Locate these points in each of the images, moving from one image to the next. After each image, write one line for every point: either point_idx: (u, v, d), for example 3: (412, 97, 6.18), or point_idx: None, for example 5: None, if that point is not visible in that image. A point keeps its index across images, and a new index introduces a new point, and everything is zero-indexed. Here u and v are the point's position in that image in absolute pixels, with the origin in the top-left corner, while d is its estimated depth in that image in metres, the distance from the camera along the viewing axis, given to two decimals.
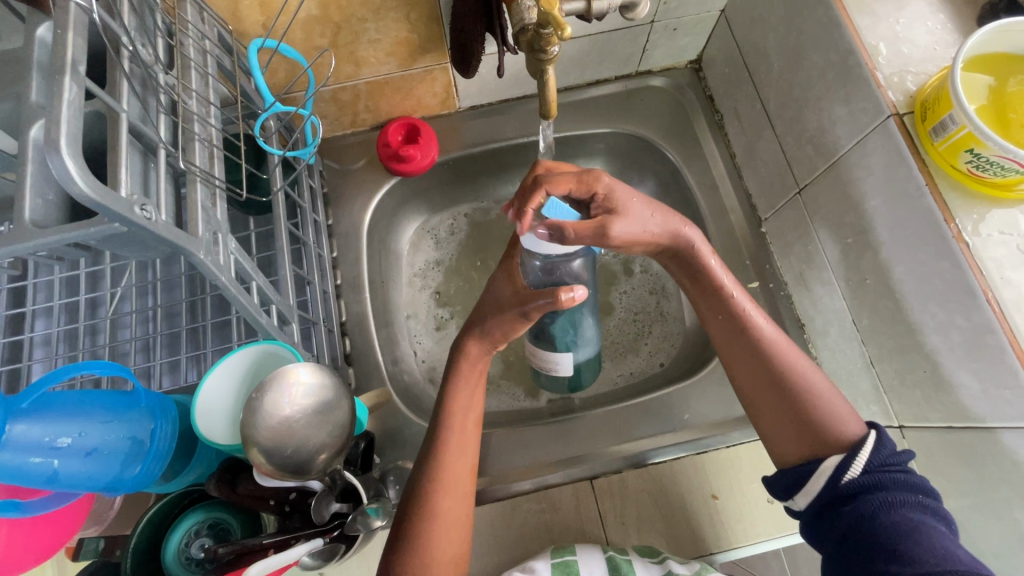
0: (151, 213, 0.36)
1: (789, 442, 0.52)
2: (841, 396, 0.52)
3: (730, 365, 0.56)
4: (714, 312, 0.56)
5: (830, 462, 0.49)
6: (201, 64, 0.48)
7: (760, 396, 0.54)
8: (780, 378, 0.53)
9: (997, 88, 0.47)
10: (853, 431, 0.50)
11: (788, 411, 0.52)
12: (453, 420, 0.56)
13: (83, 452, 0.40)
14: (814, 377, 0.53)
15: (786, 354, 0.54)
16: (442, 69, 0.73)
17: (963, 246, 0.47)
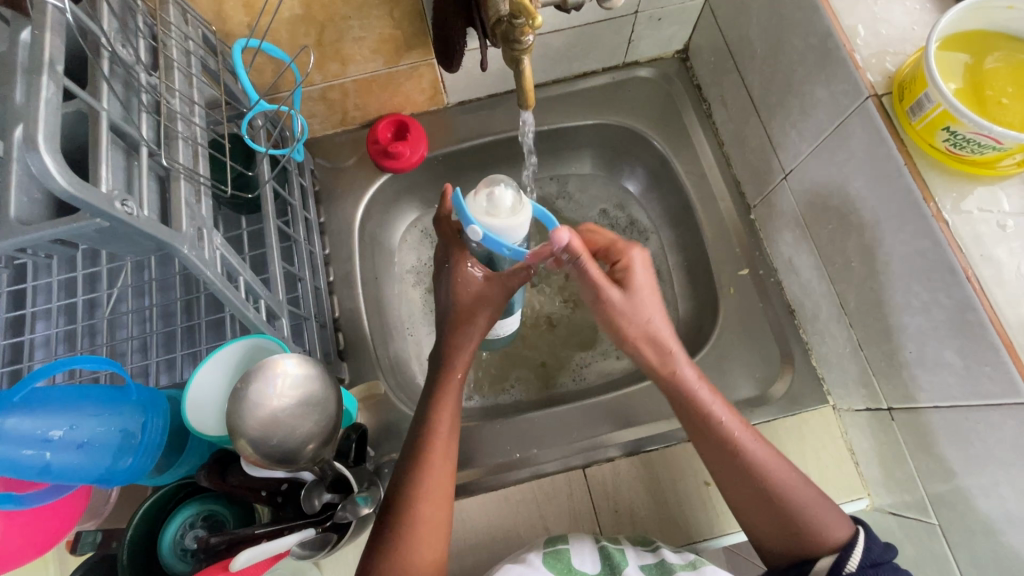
0: (132, 209, 0.36)
1: (780, 551, 0.52)
2: (823, 498, 0.52)
3: (717, 476, 0.55)
4: (703, 431, 0.55)
5: (821, 566, 0.49)
6: (185, 65, 0.49)
7: (750, 510, 0.53)
8: (772, 493, 0.52)
9: (974, 66, 0.46)
10: (837, 538, 0.50)
11: (779, 529, 0.52)
12: (438, 428, 0.56)
13: (75, 445, 0.42)
14: (798, 486, 0.52)
15: (767, 461, 0.53)
16: (428, 65, 0.73)
17: (943, 224, 0.46)
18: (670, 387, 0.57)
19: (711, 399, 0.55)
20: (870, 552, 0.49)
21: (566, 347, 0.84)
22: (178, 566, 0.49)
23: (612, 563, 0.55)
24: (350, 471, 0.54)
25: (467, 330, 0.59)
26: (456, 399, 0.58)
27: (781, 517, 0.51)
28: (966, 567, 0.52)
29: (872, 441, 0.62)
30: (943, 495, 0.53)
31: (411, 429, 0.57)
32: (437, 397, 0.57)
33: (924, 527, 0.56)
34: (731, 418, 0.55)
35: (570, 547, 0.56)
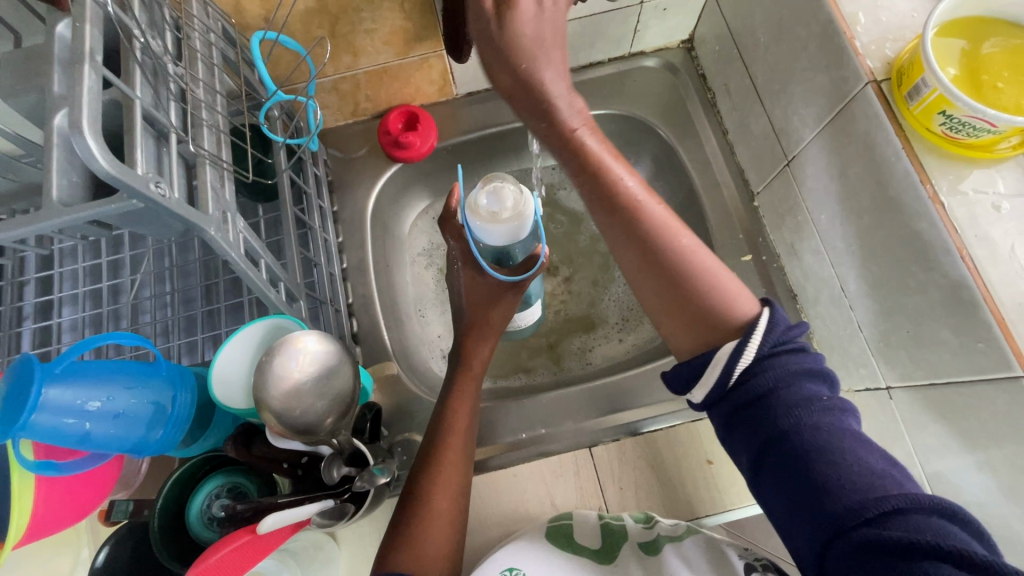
0: (164, 190, 0.39)
1: (693, 337, 0.49)
2: (734, 279, 0.50)
3: (630, 271, 0.51)
4: (614, 209, 0.49)
5: (725, 352, 0.47)
6: (207, 56, 0.51)
7: (666, 311, 0.50)
8: (677, 277, 0.49)
9: (971, 51, 0.48)
10: (742, 314, 0.48)
11: (690, 321, 0.49)
12: (456, 424, 0.59)
13: (111, 416, 0.44)
14: (721, 276, 0.50)
15: (670, 236, 0.49)
16: (438, 56, 0.75)
17: (939, 207, 0.48)
18: (568, 153, 0.49)
19: (619, 170, 0.49)
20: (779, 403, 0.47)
21: (572, 332, 0.86)
22: (207, 534, 0.52)
23: (610, 540, 0.56)
24: (365, 446, 0.56)
25: (484, 338, 0.63)
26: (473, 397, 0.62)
27: (686, 305, 0.49)
28: None
29: (871, 421, 0.63)
30: (939, 470, 0.55)
31: (429, 427, 0.60)
32: (450, 396, 0.61)
33: (921, 503, 0.58)
34: (631, 179, 0.49)
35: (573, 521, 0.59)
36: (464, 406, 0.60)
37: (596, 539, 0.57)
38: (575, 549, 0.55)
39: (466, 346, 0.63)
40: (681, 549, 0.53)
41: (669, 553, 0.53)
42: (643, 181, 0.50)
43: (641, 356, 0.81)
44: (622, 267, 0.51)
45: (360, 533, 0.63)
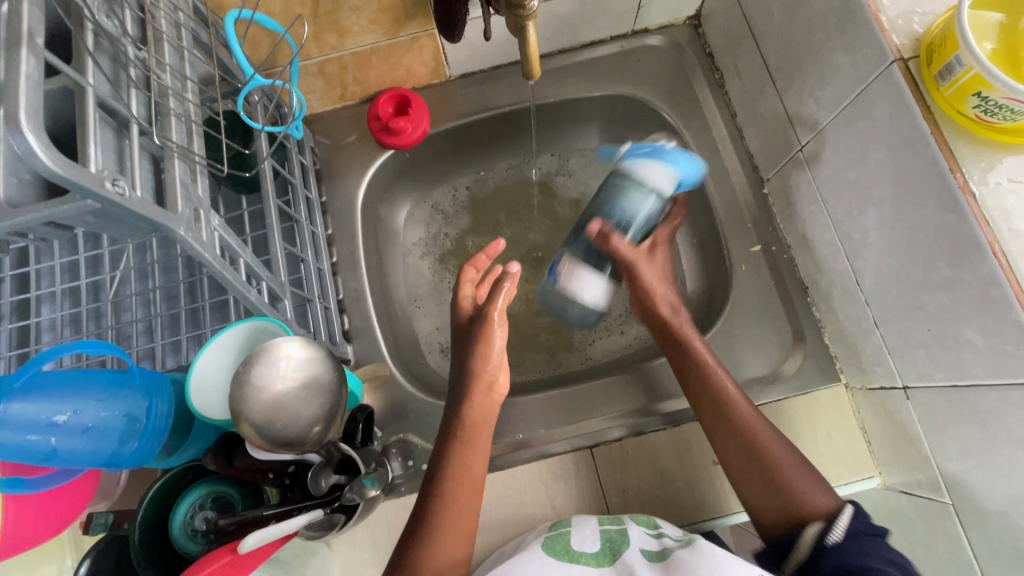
0: (123, 189, 0.35)
1: (762, 506, 0.55)
2: (810, 470, 0.55)
3: (712, 433, 0.59)
4: (696, 386, 0.61)
5: (809, 533, 0.50)
6: (175, 38, 0.47)
7: (725, 436, 0.58)
8: (753, 448, 0.56)
9: (1009, 25, 0.43)
10: (824, 509, 0.52)
11: (760, 483, 0.55)
12: (459, 483, 0.53)
13: (80, 430, 0.41)
14: (780, 445, 0.56)
15: (752, 419, 0.58)
16: (429, 35, 0.71)
17: (970, 197, 0.44)
18: (675, 343, 0.65)
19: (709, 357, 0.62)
20: (855, 524, 0.49)
21: (572, 326, 0.83)
22: (190, 546, 0.49)
23: (611, 547, 0.54)
24: (357, 452, 0.54)
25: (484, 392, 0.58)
26: (481, 454, 0.56)
27: (773, 485, 0.54)
28: (980, 548, 0.51)
29: (885, 420, 0.60)
30: (958, 474, 0.52)
31: (426, 481, 0.54)
32: (449, 455, 0.55)
33: (937, 506, 0.55)
34: (712, 357, 0.62)
35: (572, 530, 0.56)
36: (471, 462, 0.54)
37: (596, 546, 0.54)
38: (573, 557, 0.53)
39: (464, 403, 0.58)
40: (694, 551, 0.49)
41: (680, 556, 0.50)
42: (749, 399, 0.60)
43: (644, 350, 0.78)
44: (722, 449, 0.58)
45: (353, 538, 0.61)
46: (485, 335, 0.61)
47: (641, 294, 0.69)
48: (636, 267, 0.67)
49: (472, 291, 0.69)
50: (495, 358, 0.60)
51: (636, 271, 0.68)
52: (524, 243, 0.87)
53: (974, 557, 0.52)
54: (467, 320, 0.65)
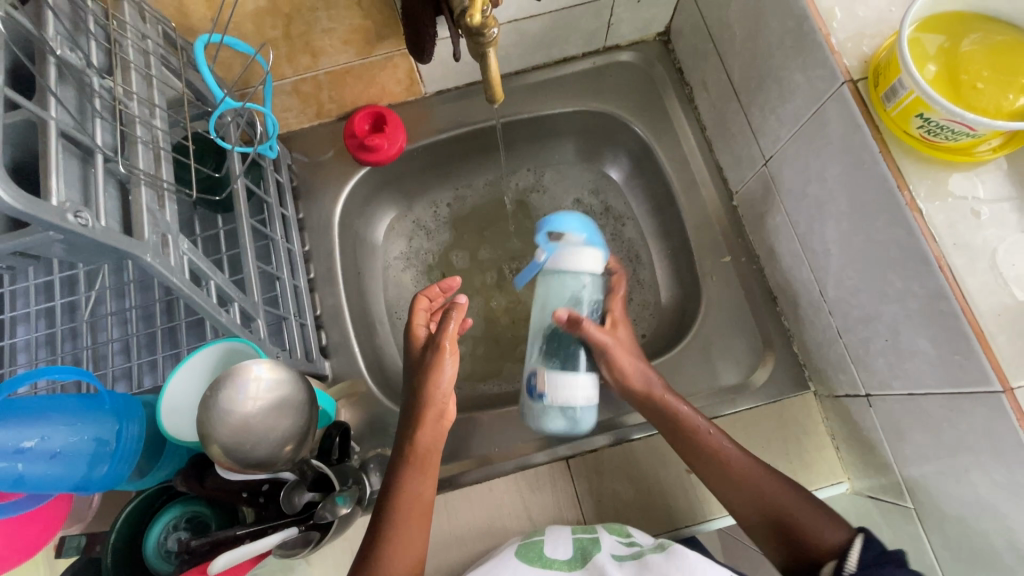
0: (87, 219, 0.36)
1: (777, 548, 0.54)
2: (805, 500, 0.55)
3: (709, 481, 0.59)
4: (683, 443, 0.60)
5: (826, 572, 0.49)
6: (143, 66, 0.48)
7: (723, 488, 0.58)
8: (757, 497, 0.56)
9: (950, 49, 0.45)
10: (833, 542, 0.52)
11: (776, 531, 0.54)
12: (402, 512, 0.54)
13: (48, 456, 0.42)
14: (774, 485, 0.56)
15: (745, 467, 0.57)
16: (402, 55, 0.72)
17: (917, 214, 0.46)
18: (654, 408, 0.63)
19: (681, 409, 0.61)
20: (869, 553, 0.48)
21: None
22: (163, 566, 0.50)
23: (582, 552, 0.56)
24: (330, 469, 0.54)
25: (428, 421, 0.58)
26: (427, 479, 0.57)
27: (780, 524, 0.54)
28: (940, 551, 0.53)
29: (851, 427, 0.62)
30: (918, 479, 0.54)
31: (377, 505, 0.56)
32: (398, 481, 0.56)
33: (900, 511, 0.57)
34: (695, 415, 0.61)
35: (545, 537, 0.57)
36: (411, 489, 0.55)
37: (568, 552, 0.56)
38: (545, 563, 0.54)
39: (413, 430, 0.58)
40: (669, 557, 0.51)
41: (654, 561, 0.52)
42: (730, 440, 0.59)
43: None
44: (726, 500, 0.58)
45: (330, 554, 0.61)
46: (436, 363, 0.59)
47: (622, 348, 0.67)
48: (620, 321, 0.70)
49: (425, 323, 0.66)
50: (445, 386, 0.59)
51: (617, 319, 0.69)
52: (503, 257, 0.88)
53: (936, 561, 0.53)
54: (420, 350, 0.63)
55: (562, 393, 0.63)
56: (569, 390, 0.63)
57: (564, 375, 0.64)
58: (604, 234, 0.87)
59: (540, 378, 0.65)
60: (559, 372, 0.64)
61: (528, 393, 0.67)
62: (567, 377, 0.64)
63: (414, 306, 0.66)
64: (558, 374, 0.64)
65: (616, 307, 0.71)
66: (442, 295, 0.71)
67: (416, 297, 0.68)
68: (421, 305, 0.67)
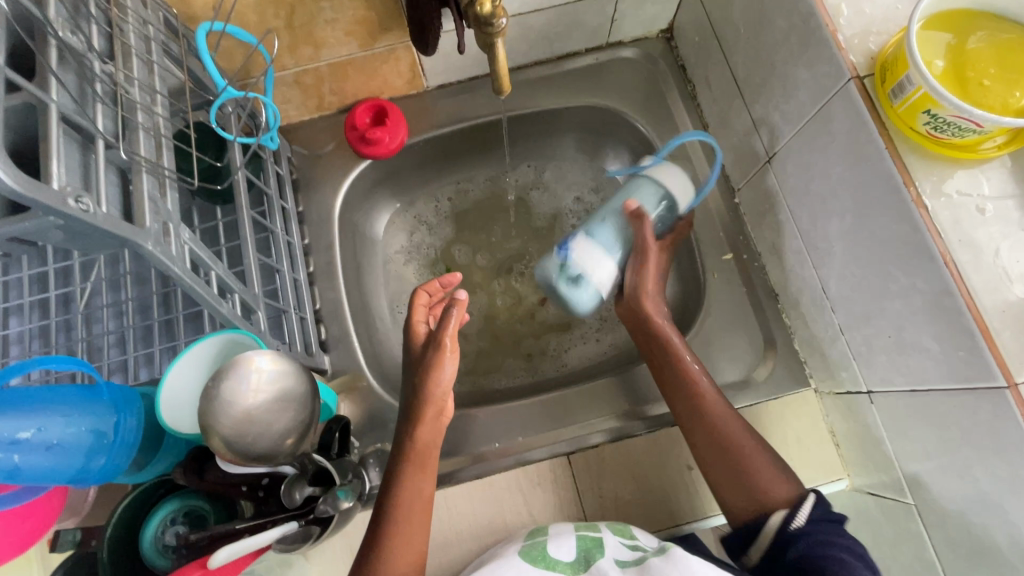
0: (88, 205, 0.35)
1: (730, 493, 0.56)
2: (773, 461, 0.56)
3: (686, 423, 0.60)
4: (674, 386, 0.62)
5: (774, 521, 0.52)
6: (145, 52, 0.47)
7: (699, 429, 0.59)
8: (728, 451, 0.57)
9: (957, 46, 0.45)
10: (785, 496, 0.54)
11: (732, 481, 0.56)
12: (403, 510, 0.54)
13: (44, 447, 0.41)
14: (746, 437, 0.58)
15: (722, 413, 0.59)
16: (405, 47, 0.71)
17: (923, 210, 0.46)
18: (661, 353, 0.64)
19: (683, 353, 0.62)
20: (817, 511, 0.52)
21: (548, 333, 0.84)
22: (161, 561, 0.49)
23: (584, 555, 0.55)
24: (331, 463, 0.53)
25: (426, 418, 0.57)
26: (427, 477, 0.57)
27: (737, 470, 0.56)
28: (941, 547, 0.53)
29: (852, 424, 0.62)
30: (919, 476, 0.54)
31: (378, 503, 0.56)
32: (399, 479, 0.55)
33: (901, 507, 0.57)
34: (697, 368, 0.62)
35: (548, 537, 0.57)
36: (410, 488, 0.54)
37: (571, 553, 0.55)
38: (548, 564, 0.54)
39: (411, 427, 0.57)
40: (667, 561, 0.51)
41: (654, 564, 0.51)
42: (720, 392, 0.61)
43: (622, 357, 0.79)
44: (694, 444, 0.59)
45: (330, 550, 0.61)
46: (436, 360, 0.57)
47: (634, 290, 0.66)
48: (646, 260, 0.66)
49: (424, 319, 0.66)
50: (445, 384, 0.58)
51: (645, 263, 0.66)
52: (504, 252, 0.88)
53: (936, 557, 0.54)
54: (420, 347, 0.62)
55: (586, 259, 0.65)
56: (593, 258, 0.65)
57: (596, 246, 0.66)
58: None
59: (576, 241, 0.66)
60: (596, 243, 0.66)
61: (551, 254, 0.68)
62: (599, 253, 0.65)
63: (414, 302, 0.66)
64: (585, 246, 0.65)
65: (649, 243, 0.65)
66: (442, 290, 0.70)
67: (416, 292, 0.67)
68: (421, 300, 0.66)
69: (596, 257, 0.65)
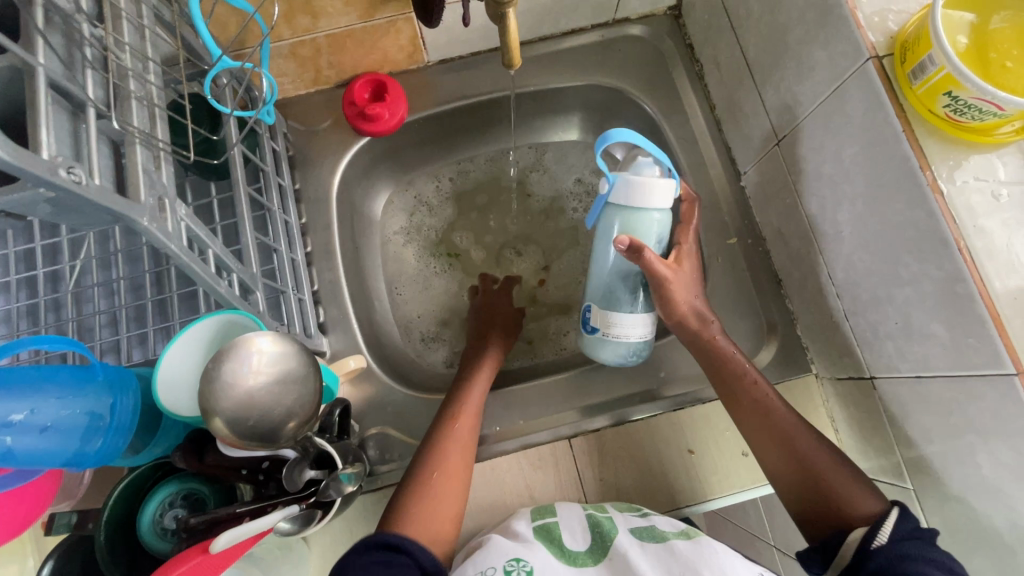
0: (80, 177, 0.34)
1: (810, 513, 0.55)
2: (853, 477, 0.55)
3: (754, 440, 0.60)
4: (738, 402, 0.61)
5: (853, 538, 0.50)
6: (136, 15, 0.44)
7: (768, 446, 0.58)
8: (800, 461, 0.56)
9: (979, 26, 0.44)
10: (869, 513, 0.52)
11: (809, 491, 0.55)
12: (456, 429, 0.60)
13: (37, 429, 0.40)
14: (818, 452, 0.57)
15: (791, 428, 0.58)
16: (406, 19, 0.68)
17: (939, 196, 0.45)
18: (706, 353, 0.63)
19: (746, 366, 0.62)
20: (903, 525, 0.49)
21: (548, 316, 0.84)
22: (159, 544, 0.49)
23: (599, 534, 0.56)
24: (333, 447, 0.53)
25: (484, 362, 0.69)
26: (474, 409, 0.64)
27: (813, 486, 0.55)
28: (938, 530, 0.54)
29: (852, 410, 0.63)
30: (919, 461, 0.54)
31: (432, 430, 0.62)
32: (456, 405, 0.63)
33: (899, 491, 0.58)
34: (746, 364, 0.62)
35: (559, 521, 0.58)
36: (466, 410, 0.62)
37: (584, 538, 0.56)
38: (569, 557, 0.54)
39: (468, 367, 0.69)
40: (695, 547, 0.52)
41: (679, 548, 0.53)
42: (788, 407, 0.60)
43: None
44: (762, 457, 0.59)
45: (329, 531, 0.60)
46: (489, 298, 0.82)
47: (665, 309, 0.64)
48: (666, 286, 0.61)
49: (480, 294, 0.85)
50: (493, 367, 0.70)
51: (668, 292, 0.62)
52: (505, 235, 0.88)
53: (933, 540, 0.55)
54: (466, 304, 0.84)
55: (614, 330, 0.65)
56: (621, 327, 0.64)
57: (637, 181, 0.58)
58: None
59: (594, 313, 0.67)
60: (614, 312, 0.65)
61: (582, 324, 0.69)
62: (620, 317, 0.64)
63: (481, 289, 0.82)
64: (631, 187, 0.58)
65: (659, 271, 0.60)
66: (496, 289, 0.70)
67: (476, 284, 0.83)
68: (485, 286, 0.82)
69: (638, 197, 0.59)
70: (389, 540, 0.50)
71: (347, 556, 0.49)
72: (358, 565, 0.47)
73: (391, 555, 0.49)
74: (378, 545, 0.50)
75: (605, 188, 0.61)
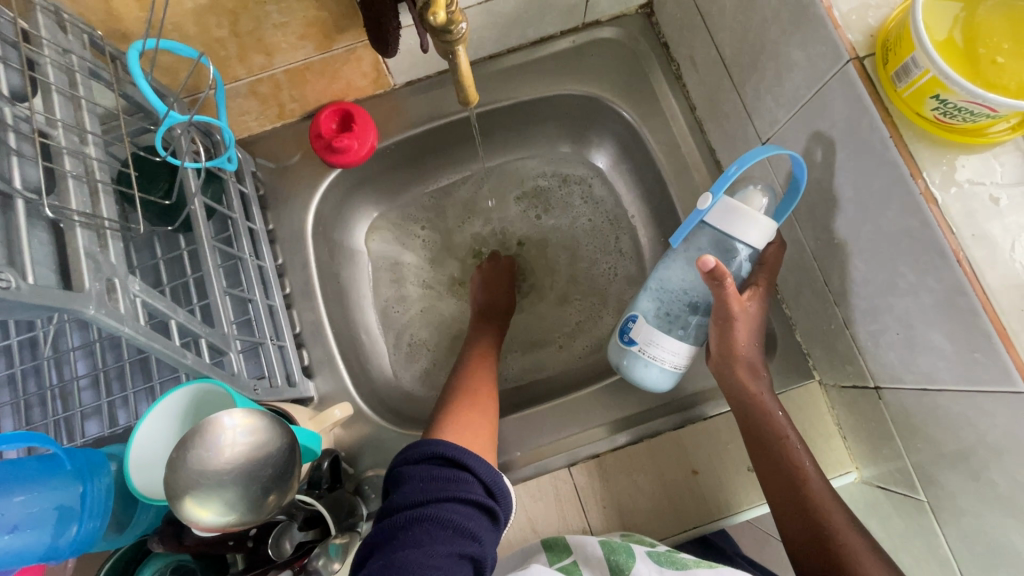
0: (9, 279, 0.32)
1: (814, 571, 0.53)
2: (871, 548, 0.52)
3: (773, 495, 0.57)
4: (772, 462, 0.57)
5: None
6: (68, 86, 0.43)
7: (786, 503, 0.56)
8: (819, 521, 0.53)
9: (966, 19, 0.40)
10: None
11: (820, 553, 0.52)
12: (471, 385, 0.65)
13: (6, 529, 0.39)
14: (842, 523, 0.53)
15: (818, 495, 0.55)
16: (366, 46, 0.65)
17: (933, 206, 0.42)
18: (748, 406, 0.60)
19: (789, 433, 0.58)
20: None
21: (542, 336, 0.82)
22: None
23: (614, 564, 0.54)
24: (322, 505, 0.54)
25: (481, 331, 0.75)
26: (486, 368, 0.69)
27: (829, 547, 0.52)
28: (956, 545, 0.52)
29: (859, 418, 0.60)
30: (931, 474, 0.52)
31: (446, 392, 0.66)
32: (462, 370, 0.68)
33: (913, 503, 0.56)
34: (790, 427, 0.59)
35: (577, 559, 0.56)
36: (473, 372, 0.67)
37: (602, 571, 0.55)
38: None
39: (469, 340, 0.74)
40: (715, 575, 0.52)
41: None
42: (819, 473, 0.57)
43: None
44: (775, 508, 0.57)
45: None
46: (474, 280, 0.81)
47: (722, 348, 0.60)
48: (732, 323, 0.58)
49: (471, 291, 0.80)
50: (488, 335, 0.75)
51: (734, 326, 0.59)
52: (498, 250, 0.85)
53: (950, 553, 0.53)
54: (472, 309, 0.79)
55: (651, 350, 0.63)
56: (659, 349, 0.62)
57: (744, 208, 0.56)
58: (589, 222, 0.85)
59: (637, 327, 0.64)
60: (657, 329, 0.62)
61: (619, 332, 0.66)
62: (660, 338, 0.62)
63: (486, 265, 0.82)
64: (733, 213, 0.57)
65: (732, 308, 0.57)
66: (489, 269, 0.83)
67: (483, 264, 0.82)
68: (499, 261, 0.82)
69: (739, 226, 0.57)
70: (442, 450, 0.50)
71: (407, 477, 0.50)
72: (418, 488, 0.48)
73: (449, 470, 0.49)
74: (433, 459, 0.50)
75: (707, 204, 0.56)
